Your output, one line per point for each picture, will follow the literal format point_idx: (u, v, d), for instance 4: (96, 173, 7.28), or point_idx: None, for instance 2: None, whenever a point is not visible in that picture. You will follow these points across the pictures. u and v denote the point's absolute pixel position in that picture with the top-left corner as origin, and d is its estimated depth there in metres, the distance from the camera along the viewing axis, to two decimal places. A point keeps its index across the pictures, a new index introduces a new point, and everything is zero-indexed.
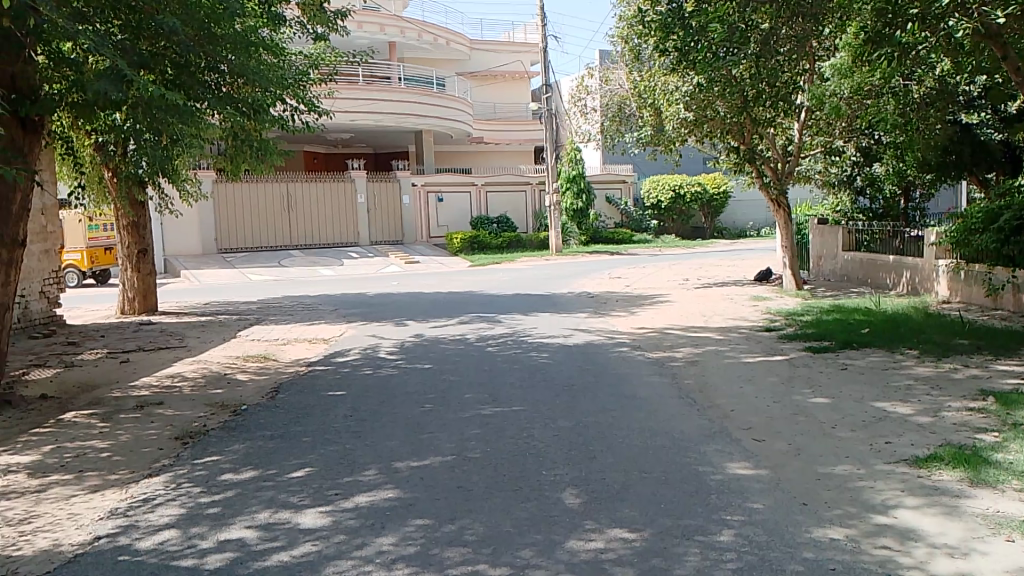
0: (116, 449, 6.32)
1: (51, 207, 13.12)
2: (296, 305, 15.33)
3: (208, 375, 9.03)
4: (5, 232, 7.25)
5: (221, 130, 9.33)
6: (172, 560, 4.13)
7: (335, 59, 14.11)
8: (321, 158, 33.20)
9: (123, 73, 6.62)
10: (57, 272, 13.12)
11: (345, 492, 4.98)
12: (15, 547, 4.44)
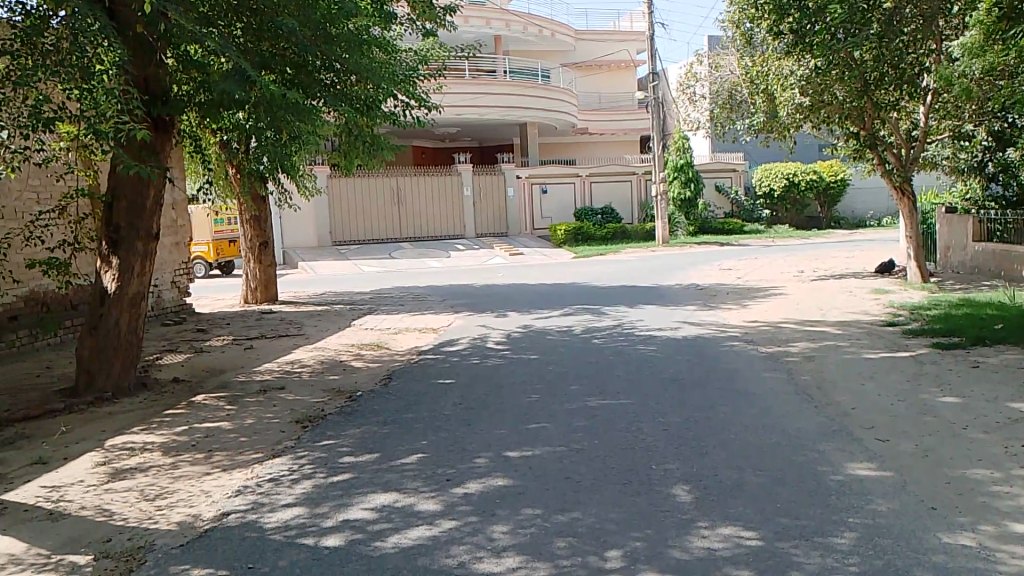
0: (241, 430, 6.67)
1: (181, 201, 13.97)
2: (406, 295, 15.74)
3: (324, 362, 9.39)
4: (140, 224, 7.77)
5: (336, 127, 9.67)
6: (295, 537, 4.33)
7: (443, 54, 14.30)
8: (429, 152, 33.85)
9: (247, 73, 6.99)
10: (186, 264, 13.94)
11: (456, 478, 5.07)
12: (153, 521, 4.76)
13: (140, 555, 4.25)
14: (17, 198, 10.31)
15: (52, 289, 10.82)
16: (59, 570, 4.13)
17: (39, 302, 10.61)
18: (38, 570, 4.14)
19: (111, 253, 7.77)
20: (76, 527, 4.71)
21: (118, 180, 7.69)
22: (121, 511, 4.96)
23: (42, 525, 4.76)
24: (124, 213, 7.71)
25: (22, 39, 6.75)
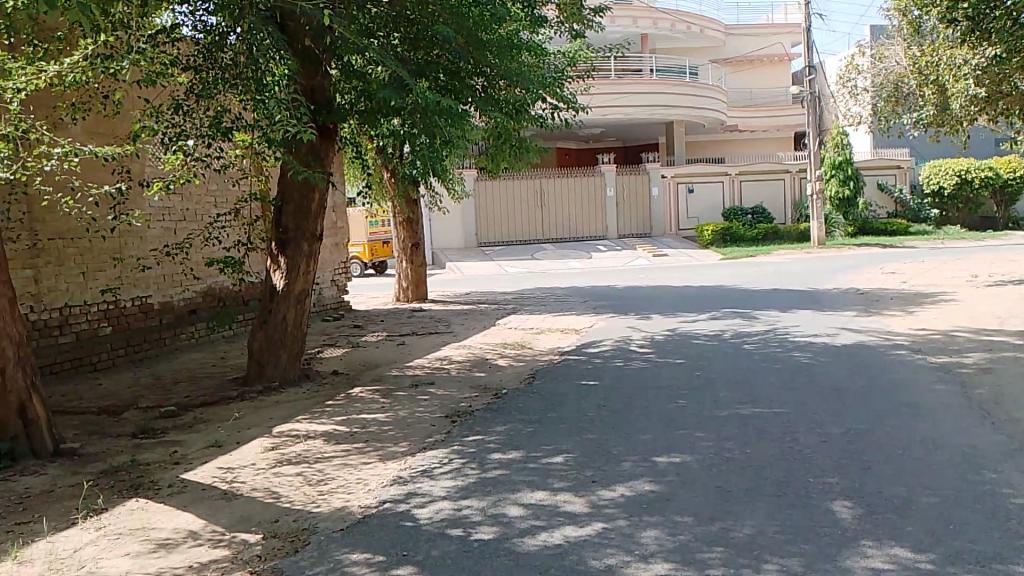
0: (394, 423, 6.96)
1: (340, 204, 14.77)
2: (550, 296, 15.88)
3: (472, 359, 9.64)
4: (305, 226, 8.27)
5: (485, 131, 9.92)
6: (446, 528, 4.47)
7: (591, 55, 14.31)
8: (573, 153, 33.93)
9: (404, 81, 7.29)
10: (344, 263, 14.70)
11: (604, 480, 5.06)
12: (316, 505, 5.07)
13: (304, 537, 4.53)
14: (197, 202, 11.24)
15: (227, 285, 11.73)
16: (233, 546, 4.47)
17: (215, 297, 11.53)
18: (214, 545, 4.50)
19: (279, 253, 8.32)
20: (248, 507, 5.09)
21: (285, 185, 8.23)
22: (287, 494, 5.31)
23: (218, 503, 5.17)
24: (291, 215, 8.24)
25: (204, 55, 7.35)
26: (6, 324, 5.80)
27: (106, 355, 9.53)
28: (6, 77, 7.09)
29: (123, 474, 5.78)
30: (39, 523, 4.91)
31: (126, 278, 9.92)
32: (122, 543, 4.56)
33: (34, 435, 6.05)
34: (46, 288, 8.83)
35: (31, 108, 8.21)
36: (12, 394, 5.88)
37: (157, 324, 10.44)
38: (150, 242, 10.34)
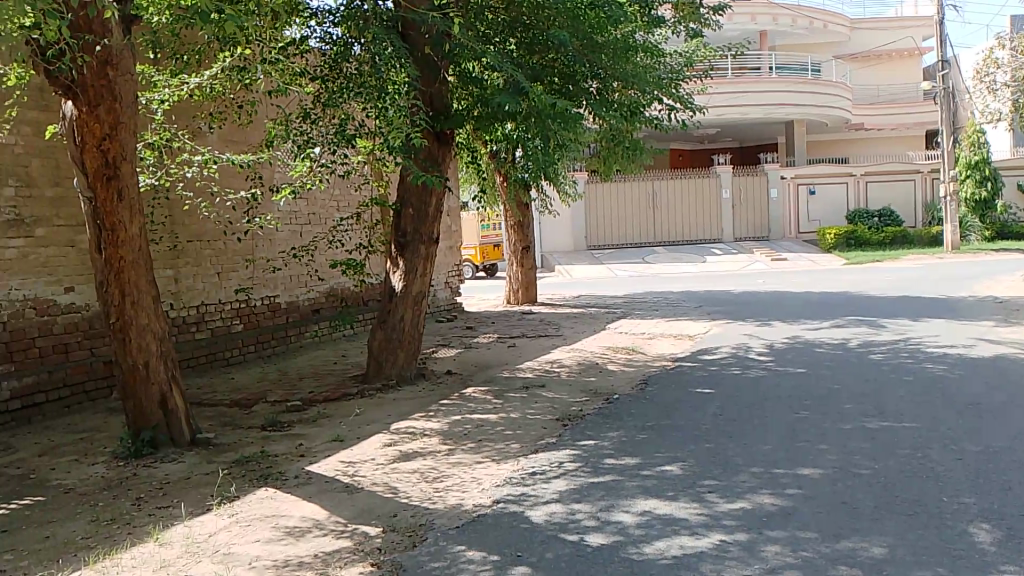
0: (508, 424, 7.03)
1: (455, 208, 15.07)
2: (662, 300, 15.64)
3: (583, 363, 9.62)
4: (423, 230, 8.50)
5: (599, 134, 9.89)
6: (560, 532, 4.48)
7: (709, 54, 14.02)
8: (687, 154, 33.27)
9: (521, 85, 7.36)
10: (458, 265, 15.00)
11: (721, 491, 4.94)
12: (432, 501, 5.19)
13: (421, 532, 4.65)
14: (322, 207, 11.74)
15: (348, 286, 12.20)
16: (354, 538, 4.64)
17: (337, 297, 12.01)
18: (337, 536, 4.68)
19: (398, 255, 8.57)
20: (368, 501, 5.27)
21: (405, 189, 8.48)
22: (405, 489, 5.46)
23: (340, 496, 5.37)
24: (410, 219, 8.49)
25: (330, 65, 7.65)
26: (152, 321, 6.22)
27: (237, 351, 10.08)
28: (154, 90, 7.64)
29: (253, 465, 6.10)
30: (177, 508, 5.25)
31: (256, 278, 10.47)
32: (253, 530, 4.81)
33: (174, 424, 6.46)
34: (185, 287, 9.43)
35: (174, 118, 8.78)
36: (156, 385, 6.31)
37: (283, 322, 10.96)
38: (278, 244, 10.87)
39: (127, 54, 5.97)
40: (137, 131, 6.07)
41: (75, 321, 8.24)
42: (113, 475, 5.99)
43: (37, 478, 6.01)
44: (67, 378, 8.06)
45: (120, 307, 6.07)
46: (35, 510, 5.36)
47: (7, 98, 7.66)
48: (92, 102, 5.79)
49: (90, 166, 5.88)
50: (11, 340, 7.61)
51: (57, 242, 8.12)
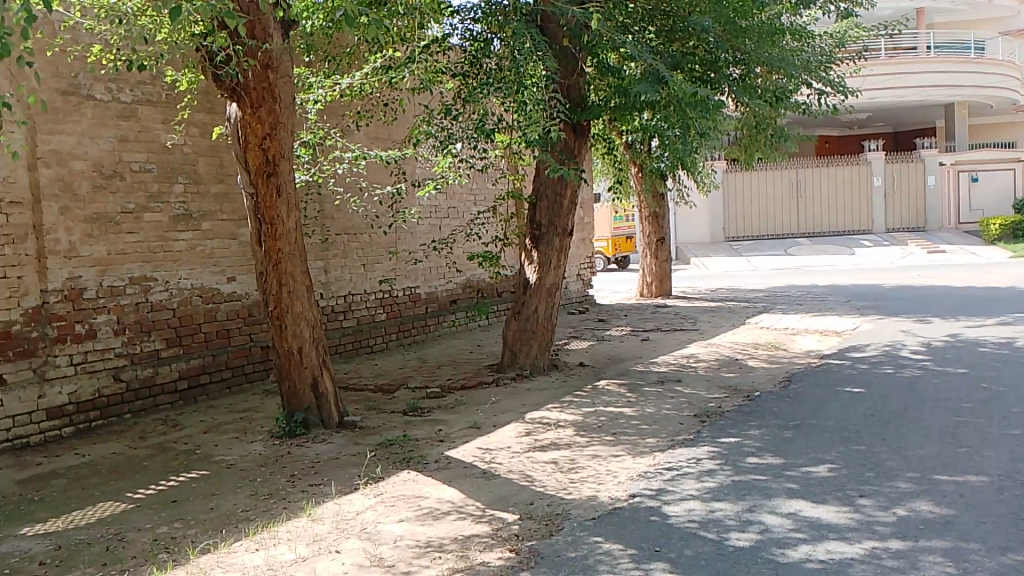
0: (643, 418, 6.96)
1: (588, 200, 15.04)
2: (805, 294, 14.97)
3: (721, 358, 9.37)
4: (558, 222, 8.53)
5: (738, 121, 9.59)
6: (700, 529, 4.39)
7: (862, 34, 13.24)
8: (832, 141, 31.56)
9: (661, 74, 7.23)
10: (591, 257, 14.95)
11: (872, 496, 4.70)
12: (567, 491, 5.22)
13: (558, 522, 4.69)
14: (460, 200, 12.02)
15: (484, 278, 12.44)
16: (492, 524, 4.74)
17: (473, 289, 12.28)
18: (476, 520, 4.80)
19: (533, 247, 8.66)
20: (505, 487, 5.37)
21: (541, 182, 8.55)
22: (541, 478, 5.52)
23: (478, 481, 5.50)
24: (546, 211, 8.54)
25: (470, 61, 7.77)
26: (306, 309, 6.58)
27: (380, 339, 10.53)
28: (307, 91, 8.07)
29: (396, 447, 6.35)
30: (328, 486, 5.55)
31: (399, 270, 10.87)
32: (397, 510, 5.01)
33: (324, 407, 6.84)
34: (334, 278, 9.91)
35: (325, 117, 9.24)
36: (308, 369, 6.68)
37: (422, 312, 11.33)
38: (419, 237, 11.23)
39: (285, 58, 6.33)
40: (294, 130, 6.42)
41: (235, 309, 8.86)
42: (269, 452, 6.42)
43: (202, 453, 6.52)
44: (228, 361, 8.69)
45: (278, 296, 6.47)
46: (202, 482, 5.81)
47: (178, 102, 8.29)
48: (255, 104, 6.17)
49: (252, 163, 6.28)
50: (181, 325, 8.28)
51: (221, 235, 8.74)
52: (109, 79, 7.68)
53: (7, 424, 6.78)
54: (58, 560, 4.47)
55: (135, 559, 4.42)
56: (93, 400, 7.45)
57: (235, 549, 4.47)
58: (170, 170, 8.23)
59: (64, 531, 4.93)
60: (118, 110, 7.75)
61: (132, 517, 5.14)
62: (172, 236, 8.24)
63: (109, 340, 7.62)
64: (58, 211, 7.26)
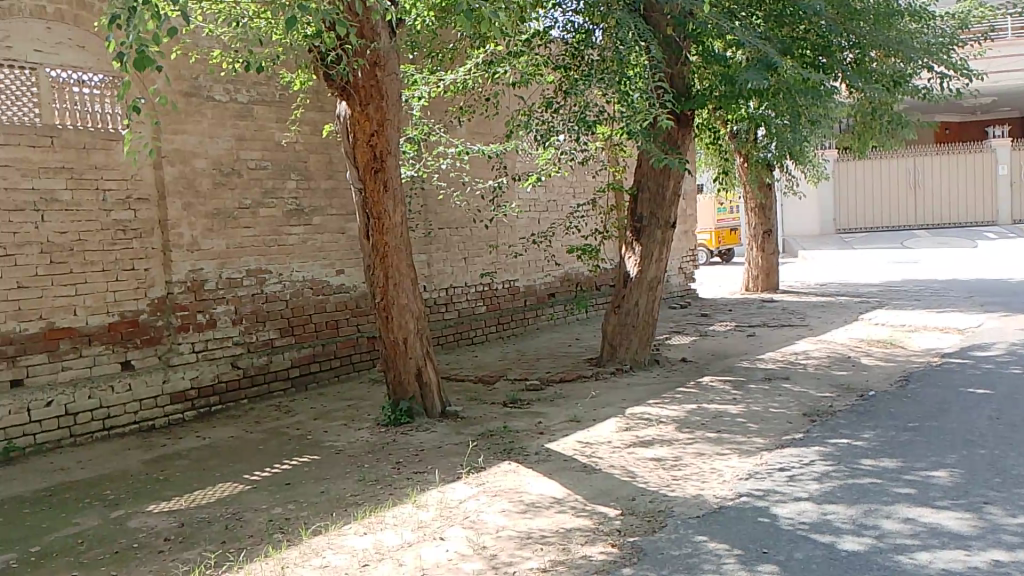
0: (749, 416, 6.78)
1: (691, 192, 14.75)
2: (923, 289, 14.21)
3: (831, 356, 9.01)
4: (661, 214, 8.40)
5: (851, 108, 9.18)
6: (810, 531, 4.25)
7: (989, 13, 12.42)
8: (953, 127, 29.83)
9: (770, 61, 7.00)
10: (693, 250, 14.66)
11: (999, 504, 4.42)
12: (670, 489, 5.15)
13: (661, 519, 4.63)
14: (560, 193, 12.02)
15: (583, 272, 12.41)
16: (594, 518, 4.73)
17: (573, 282, 12.27)
18: (577, 514, 4.80)
19: (634, 240, 8.56)
20: (607, 482, 5.35)
21: (643, 173, 8.43)
22: (643, 475, 5.46)
23: (579, 475, 5.50)
24: (648, 203, 8.42)
25: (572, 53, 7.73)
26: (411, 301, 6.73)
27: (480, 331, 10.66)
28: (413, 87, 8.23)
29: (498, 439, 6.42)
30: (432, 474, 5.67)
31: (499, 263, 10.98)
32: (499, 500, 5.06)
33: (427, 397, 6.99)
34: (436, 271, 10.09)
35: (429, 114, 9.43)
36: (412, 359, 6.82)
37: (522, 305, 11.41)
38: (518, 231, 11.30)
39: (392, 56, 6.48)
40: (400, 127, 6.57)
41: (343, 301, 9.16)
42: (375, 439, 6.61)
43: (313, 439, 6.79)
44: (337, 351, 8.99)
45: (384, 287, 6.64)
46: (313, 467, 6.05)
47: (292, 101, 8.62)
48: (364, 102, 6.35)
49: (361, 159, 6.46)
50: (293, 316, 8.63)
51: (330, 229, 9.04)
52: (228, 81, 8.06)
53: (136, 407, 7.25)
54: (182, 536, 4.75)
55: (252, 538, 4.65)
56: (213, 385, 7.86)
57: (344, 532, 4.63)
58: (284, 167, 8.57)
59: (188, 509, 5.23)
60: (236, 110, 8.12)
61: (248, 499, 5.40)
62: (285, 230, 8.59)
63: (228, 329, 8.02)
64: (182, 207, 7.68)
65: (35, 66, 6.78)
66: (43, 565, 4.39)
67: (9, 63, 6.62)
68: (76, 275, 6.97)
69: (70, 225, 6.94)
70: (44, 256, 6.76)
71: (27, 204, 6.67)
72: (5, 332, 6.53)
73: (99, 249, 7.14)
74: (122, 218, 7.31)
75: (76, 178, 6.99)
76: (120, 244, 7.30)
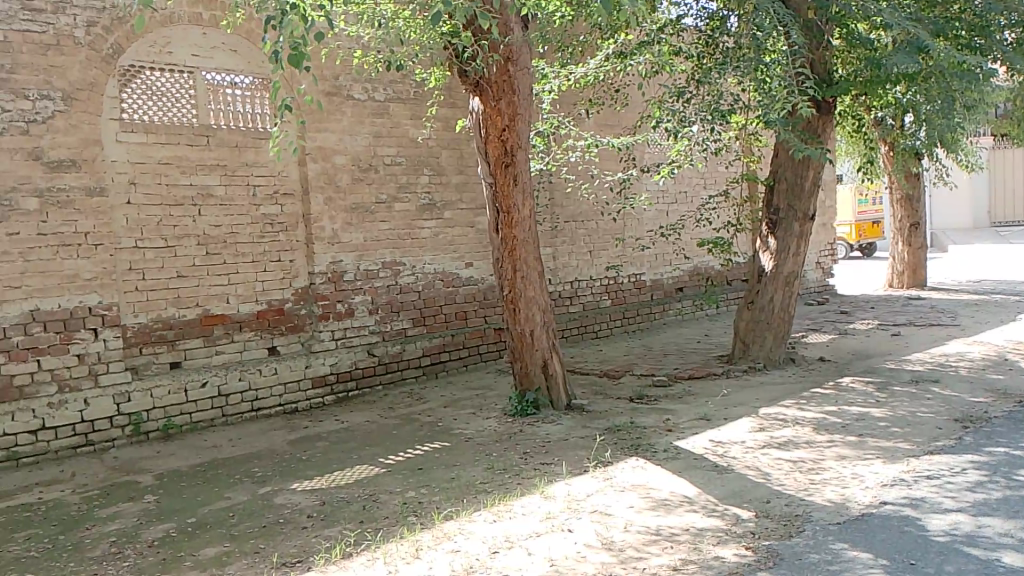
0: (892, 419, 6.41)
1: (830, 183, 14.08)
2: None
3: (987, 358, 8.38)
4: (799, 206, 8.06)
5: (1012, 90, 8.49)
6: (962, 544, 3.98)
7: None
8: None
9: (922, 43, 6.60)
10: (832, 244, 13.99)
11: None
12: (807, 493, 4.95)
13: (798, 523, 4.46)
14: (690, 185, 11.77)
15: (713, 266, 12.10)
16: (727, 519, 4.60)
17: (702, 277, 12.00)
18: (708, 514, 4.69)
19: (770, 233, 8.27)
20: (739, 482, 5.20)
21: (780, 164, 8.12)
22: (779, 477, 5.27)
23: (710, 474, 5.37)
24: (785, 194, 8.11)
25: (706, 41, 7.56)
26: (538, 293, 6.77)
27: (606, 324, 10.61)
28: (543, 81, 8.27)
29: (625, 434, 6.37)
30: (559, 466, 5.70)
31: (626, 256, 10.88)
32: (627, 496, 5.03)
33: (553, 389, 7.03)
34: (562, 264, 10.12)
35: (559, 107, 9.46)
36: (539, 351, 6.87)
37: (649, 299, 11.26)
38: (646, 224, 11.15)
39: (524, 51, 6.52)
40: (530, 121, 6.61)
41: (472, 292, 9.34)
42: (503, 429, 6.71)
43: (443, 426, 6.96)
44: (465, 341, 9.18)
45: (512, 281, 6.71)
46: (443, 453, 6.21)
47: (426, 98, 8.86)
48: (496, 97, 6.43)
49: (492, 154, 6.56)
50: (425, 307, 8.89)
51: (460, 223, 9.23)
52: (366, 80, 8.36)
53: (281, 390, 7.68)
54: (323, 514, 4.99)
55: (388, 520, 4.82)
56: (350, 371, 8.21)
57: (475, 519, 4.72)
58: (417, 162, 8.82)
59: (327, 488, 5.49)
60: (374, 108, 8.42)
61: (383, 481, 5.61)
62: (418, 224, 8.84)
63: (364, 319, 8.36)
64: (323, 201, 8.05)
65: (193, 70, 7.27)
66: (199, 535, 4.73)
67: (169, 68, 7.14)
68: (228, 266, 7.45)
69: (223, 219, 7.42)
70: (200, 248, 7.27)
71: (185, 199, 7.18)
72: (165, 318, 7.07)
73: (249, 241, 7.60)
74: (269, 212, 7.74)
75: (229, 175, 7.46)
76: (267, 237, 7.73)
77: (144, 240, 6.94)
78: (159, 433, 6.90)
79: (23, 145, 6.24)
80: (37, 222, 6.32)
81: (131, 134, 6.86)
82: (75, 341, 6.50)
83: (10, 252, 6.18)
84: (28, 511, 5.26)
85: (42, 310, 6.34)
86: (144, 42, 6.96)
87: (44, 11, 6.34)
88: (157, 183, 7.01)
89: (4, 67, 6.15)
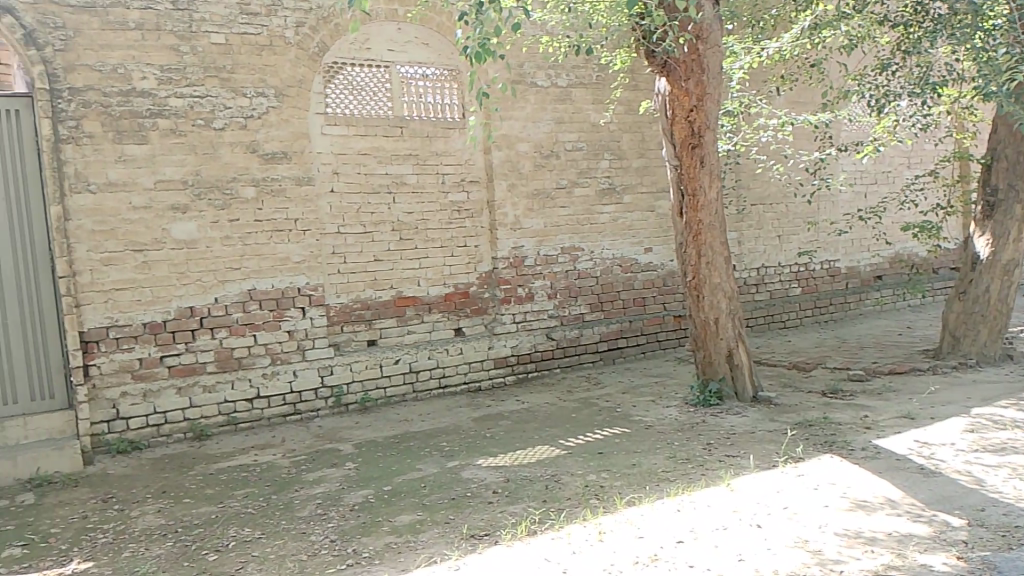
0: None
1: None
2: None
3: None
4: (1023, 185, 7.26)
5: None
6: None
7: None
8: None
9: None
10: None
11: None
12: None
13: (1018, 535, 4.05)
14: (892, 164, 10.93)
15: (917, 253, 11.19)
16: (934, 526, 4.26)
17: (905, 264, 11.13)
18: (914, 519, 4.36)
19: (987, 216, 7.53)
20: (948, 487, 4.80)
21: (1000, 140, 7.36)
22: (995, 484, 4.81)
23: (915, 477, 4.99)
24: (1005, 173, 7.34)
25: (914, 10, 6.91)
26: (724, 279, 6.57)
27: (795, 314, 10.11)
28: (732, 59, 7.98)
29: (817, 429, 6.06)
30: (745, 459, 5.52)
31: (819, 242, 10.30)
32: (821, 494, 4.78)
33: (738, 379, 6.80)
34: (747, 250, 9.74)
35: (749, 85, 9.09)
36: (724, 340, 6.68)
37: (843, 288, 10.60)
38: (842, 207, 10.51)
39: (716, 27, 6.30)
40: (721, 101, 6.40)
41: (651, 278, 9.22)
42: (685, 418, 6.59)
43: (623, 412, 6.95)
44: (643, 328, 9.11)
45: (696, 267, 6.56)
46: (624, 439, 6.19)
47: (610, 81, 8.81)
48: (686, 77, 6.27)
49: (678, 136, 6.42)
50: (603, 292, 8.89)
51: (642, 207, 9.14)
52: (550, 66, 8.44)
53: (465, 370, 7.98)
54: (507, 490, 5.14)
55: (570, 501, 4.89)
56: (531, 354, 8.38)
57: (658, 507, 4.68)
58: (598, 147, 8.81)
59: (512, 466, 5.64)
60: (557, 94, 8.49)
61: (565, 463, 5.69)
62: (598, 208, 8.84)
63: (544, 303, 8.49)
64: (507, 188, 8.24)
65: (388, 64, 7.67)
66: (394, 503, 5.02)
67: (368, 63, 7.57)
68: (419, 251, 7.82)
69: (415, 206, 7.79)
70: (395, 234, 7.67)
71: (382, 187, 7.60)
72: (364, 299, 7.53)
73: (438, 227, 7.93)
74: (456, 199, 8.04)
75: (421, 164, 7.82)
76: (455, 222, 8.03)
77: (346, 225, 7.42)
78: (357, 406, 7.39)
79: (242, 139, 6.87)
80: (254, 209, 6.93)
81: (334, 127, 7.34)
82: (286, 318, 7.09)
83: (232, 237, 6.84)
84: (246, 471, 5.81)
85: (258, 289, 6.96)
86: (347, 40, 7.42)
87: (258, 14, 6.91)
88: (356, 173, 7.46)
89: (225, 67, 6.77)
